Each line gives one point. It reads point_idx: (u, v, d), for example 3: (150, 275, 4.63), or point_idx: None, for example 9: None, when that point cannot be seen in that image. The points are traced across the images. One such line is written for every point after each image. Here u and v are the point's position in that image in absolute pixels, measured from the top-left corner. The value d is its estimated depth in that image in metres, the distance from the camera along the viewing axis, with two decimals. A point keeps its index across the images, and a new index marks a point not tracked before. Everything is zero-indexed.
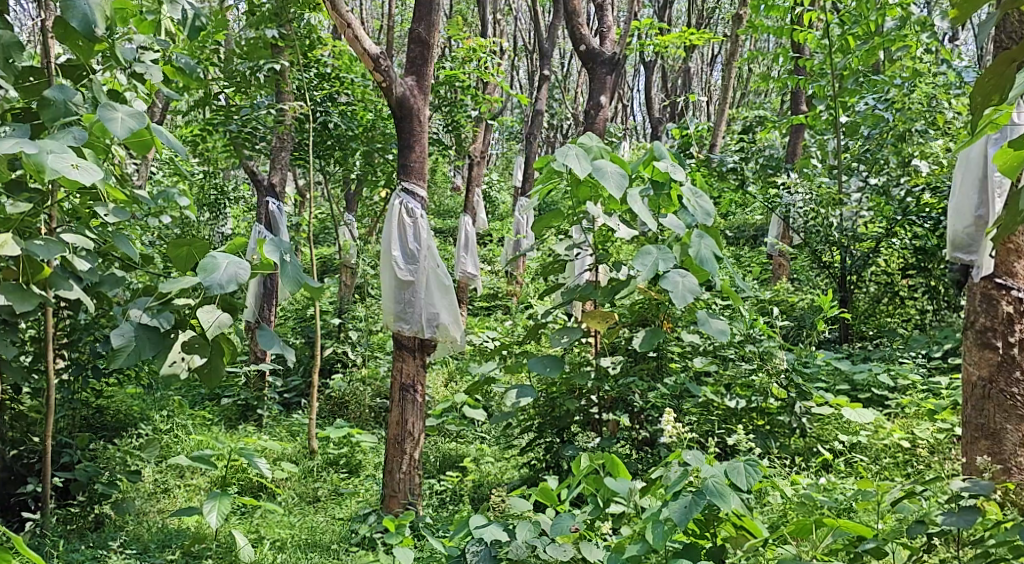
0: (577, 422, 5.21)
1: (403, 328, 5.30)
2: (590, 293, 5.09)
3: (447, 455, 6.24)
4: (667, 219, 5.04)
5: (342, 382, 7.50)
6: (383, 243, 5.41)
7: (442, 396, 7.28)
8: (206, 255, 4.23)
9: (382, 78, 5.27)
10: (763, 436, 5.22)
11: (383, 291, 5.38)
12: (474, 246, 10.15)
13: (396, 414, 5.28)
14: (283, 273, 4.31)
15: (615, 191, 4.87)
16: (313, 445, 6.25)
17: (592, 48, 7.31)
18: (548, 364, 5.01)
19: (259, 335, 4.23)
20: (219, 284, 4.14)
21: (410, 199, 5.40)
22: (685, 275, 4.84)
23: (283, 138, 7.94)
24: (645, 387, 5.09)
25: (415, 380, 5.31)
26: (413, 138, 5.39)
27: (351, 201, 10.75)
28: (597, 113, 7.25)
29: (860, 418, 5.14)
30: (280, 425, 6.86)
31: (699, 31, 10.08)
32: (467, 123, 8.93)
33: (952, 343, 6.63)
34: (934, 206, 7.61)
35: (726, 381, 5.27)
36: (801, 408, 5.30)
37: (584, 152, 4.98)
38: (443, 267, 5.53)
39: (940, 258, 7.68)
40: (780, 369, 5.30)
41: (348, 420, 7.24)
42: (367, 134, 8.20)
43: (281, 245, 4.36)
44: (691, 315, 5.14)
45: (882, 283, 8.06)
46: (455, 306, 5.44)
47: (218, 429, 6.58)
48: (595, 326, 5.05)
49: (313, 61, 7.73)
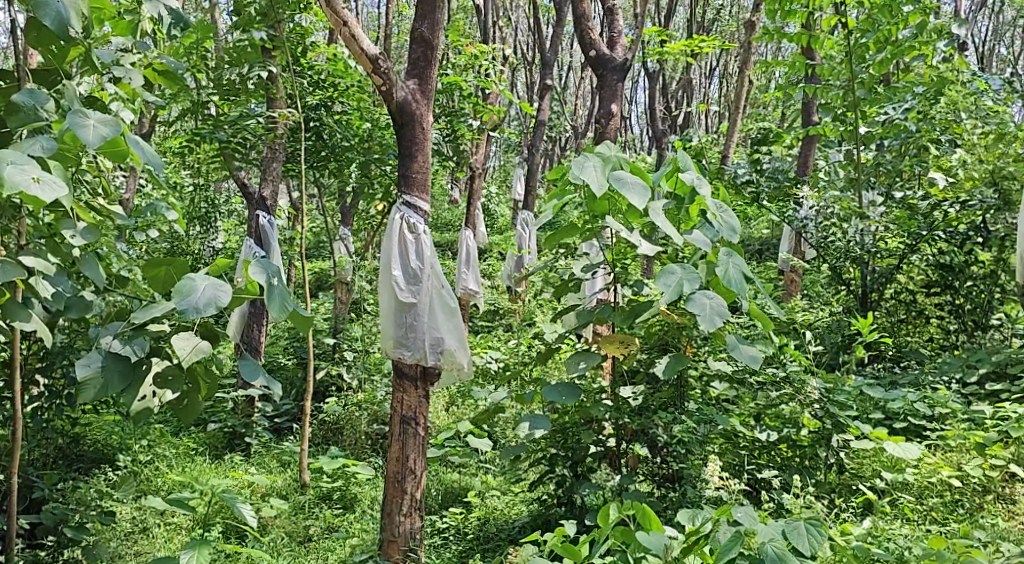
0: (593, 456, 4.79)
1: (404, 356, 4.89)
2: (608, 315, 4.72)
3: (449, 488, 5.83)
4: (693, 235, 4.69)
5: (337, 406, 7.10)
6: (383, 261, 5.03)
7: (444, 423, 6.88)
8: (184, 278, 3.89)
9: (381, 81, 4.85)
10: (798, 472, 4.87)
11: (383, 314, 4.99)
12: (476, 261, 9.72)
13: (397, 449, 4.84)
14: (269, 298, 3.90)
15: (637, 202, 4.50)
16: (305, 478, 5.85)
17: (603, 54, 6.92)
18: (564, 392, 4.65)
19: (240, 364, 3.86)
20: (195, 308, 3.80)
21: (412, 213, 5.00)
22: (711, 296, 4.47)
23: (275, 149, 7.53)
24: (671, 420, 4.65)
25: (417, 412, 4.88)
26: (415, 147, 4.97)
27: (347, 214, 10.36)
28: (608, 123, 6.85)
29: (905, 452, 4.64)
30: (269, 454, 6.45)
31: (709, 39, 9.71)
32: (468, 133, 8.53)
33: (989, 368, 6.24)
34: (962, 221, 7.07)
35: (757, 412, 4.89)
36: (838, 441, 4.85)
37: (601, 163, 4.62)
38: (447, 287, 5.13)
39: (969, 275, 7.18)
40: (813, 399, 4.84)
41: (342, 449, 6.84)
42: (363, 145, 7.77)
43: (268, 266, 3.96)
44: (719, 342, 4.67)
45: (904, 301, 7.49)
46: (461, 329, 5.05)
47: (204, 459, 6.19)
48: (613, 352, 4.69)
49: (305, 67, 7.36)
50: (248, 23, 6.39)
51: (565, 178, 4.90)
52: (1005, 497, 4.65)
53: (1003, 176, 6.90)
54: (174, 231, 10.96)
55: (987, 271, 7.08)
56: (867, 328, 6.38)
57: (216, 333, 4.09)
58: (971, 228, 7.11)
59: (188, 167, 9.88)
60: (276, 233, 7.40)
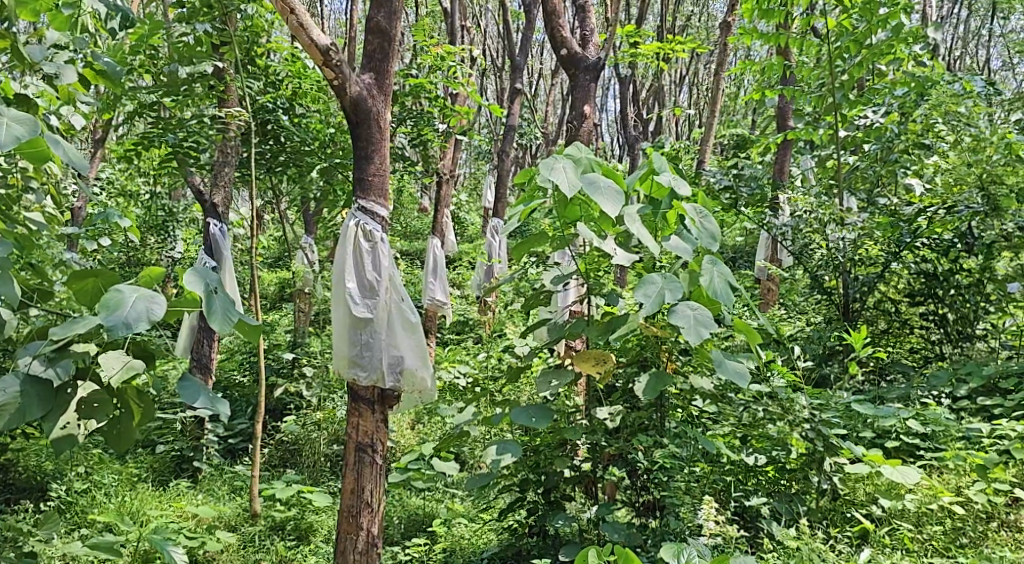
0: (567, 484, 4.44)
1: (358, 377, 4.65)
2: (583, 329, 4.37)
3: (413, 515, 5.51)
4: (672, 243, 4.38)
5: (294, 425, 6.71)
6: (336, 272, 4.76)
7: (408, 444, 6.51)
8: (110, 290, 3.46)
9: (333, 74, 4.64)
10: (789, 498, 4.54)
11: (336, 331, 4.73)
12: (443, 271, 9.33)
13: (352, 479, 4.67)
14: (209, 309, 3.51)
15: (612, 210, 4.15)
16: (256, 508, 5.42)
17: (574, 53, 6.56)
18: (535, 414, 4.29)
19: (180, 385, 3.49)
20: (125, 325, 3.37)
21: (367, 219, 4.77)
22: (695, 307, 4.15)
23: (227, 153, 7.07)
24: (651, 443, 4.30)
25: (374, 438, 4.69)
26: (372, 147, 4.80)
27: (309, 223, 9.93)
28: (581, 126, 6.50)
29: (905, 479, 4.39)
30: (220, 480, 6.08)
31: (683, 41, 9.40)
32: (434, 137, 8.15)
33: (979, 381, 5.95)
34: (947, 227, 6.74)
35: (742, 431, 4.58)
36: (832, 466, 4.54)
37: (573, 165, 4.25)
38: (407, 300, 4.87)
39: (954, 284, 6.75)
40: (804, 419, 4.52)
41: (300, 473, 6.46)
42: (325, 149, 7.38)
43: (207, 275, 3.59)
44: (702, 358, 4.30)
45: (887, 313, 7.09)
46: (423, 347, 4.80)
47: (148, 486, 5.79)
48: (588, 370, 4.35)
49: (261, 69, 6.99)
50: (196, 15, 6.03)
51: (533, 181, 4.53)
52: (1012, 526, 4.37)
53: (991, 181, 6.60)
54: (129, 241, 10.49)
55: (973, 279, 6.67)
56: (863, 343, 6.15)
57: (151, 351, 3.66)
58: (957, 235, 6.77)
59: (141, 174, 9.41)
60: (228, 243, 6.93)
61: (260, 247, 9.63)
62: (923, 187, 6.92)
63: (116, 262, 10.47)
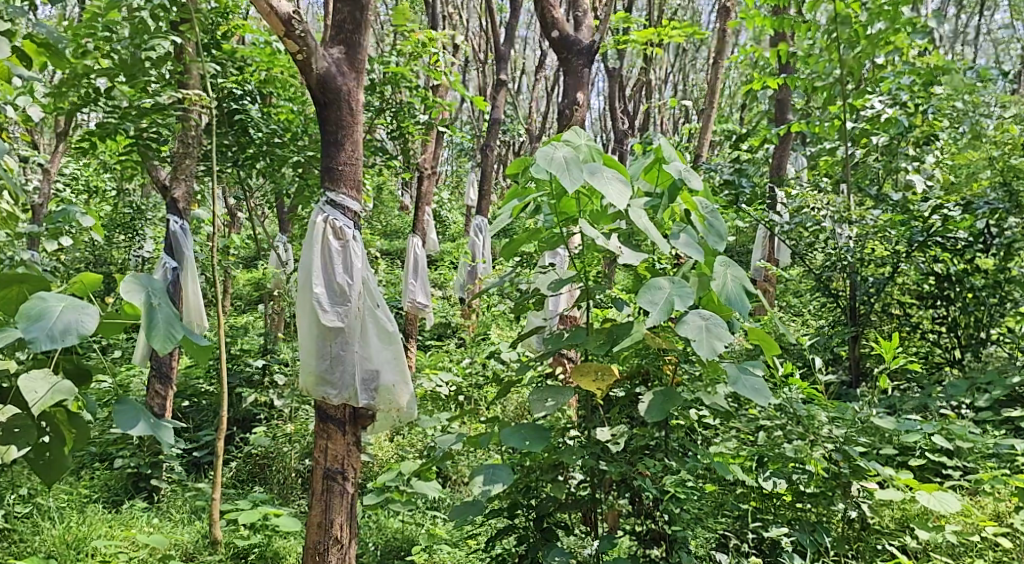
0: (563, 511, 3.98)
1: (328, 395, 4.24)
2: (581, 341, 3.89)
3: (391, 541, 5.10)
4: (681, 240, 3.88)
5: (264, 437, 6.24)
6: (302, 275, 4.31)
7: (386, 459, 6.06)
8: (33, 297, 3.08)
9: (298, 48, 4.23)
10: (812, 528, 4.14)
11: (303, 342, 4.29)
12: (425, 270, 8.82)
13: (318, 512, 4.30)
14: (151, 322, 3.24)
15: (616, 204, 3.71)
16: (216, 535, 4.96)
17: (566, 35, 6.07)
18: (528, 436, 3.79)
19: (117, 411, 3.22)
20: (49, 337, 3.00)
21: (337, 213, 4.35)
22: (707, 318, 3.70)
23: (187, 142, 6.33)
24: (659, 468, 3.85)
25: (344, 465, 4.32)
26: (344, 130, 4.39)
27: (283, 220, 9.37)
28: (572, 115, 6.06)
29: (945, 508, 4.02)
30: (180, 502, 5.62)
31: (679, 27, 8.94)
32: (416, 129, 7.61)
33: (1003, 391, 5.55)
34: (963, 224, 6.09)
35: (757, 453, 4.16)
36: (859, 492, 4.20)
37: (572, 155, 3.77)
38: (383, 306, 4.44)
39: (968, 286, 6.17)
40: (827, 438, 4.16)
41: (267, 491, 6.00)
42: (297, 142, 6.90)
43: (150, 285, 3.32)
44: (714, 371, 3.87)
45: (896, 319, 6.39)
46: (401, 361, 4.39)
47: (98, 509, 5.32)
48: (587, 387, 3.88)
49: (228, 54, 6.53)
50: None
51: (526, 172, 4.05)
52: None
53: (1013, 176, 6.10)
54: (94, 239, 9.91)
55: (988, 281, 6.12)
56: (895, 352, 5.28)
57: (84, 369, 3.29)
58: (972, 234, 6.12)
59: (105, 166, 8.86)
60: (191, 242, 6.37)
61: (232, 245, 9.11)
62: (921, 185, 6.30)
63: (82, 261, 9.93)
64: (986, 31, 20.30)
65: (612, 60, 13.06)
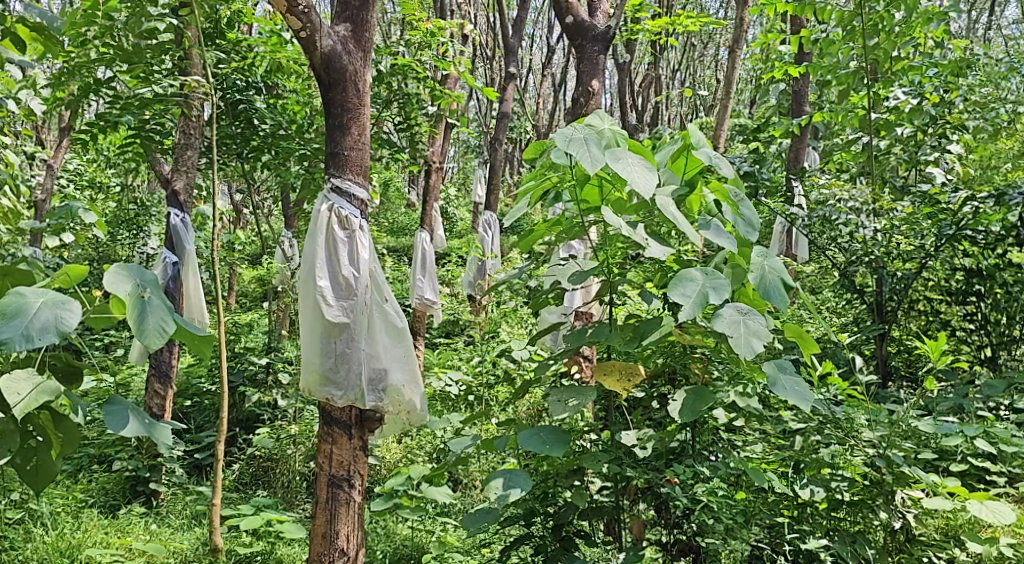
0: (584, 519, 3.72)
1: (332, 396, 4.00)
2: (605, 336, 3.61)
3: (400, 549, 4.86)
4: (714, 231, 3.61)
5: (268, 439, 5.99)
6: (305, 267, 4.09)
7: (395, 462, 5.83)
8: (10, 293, 2.88)
9: (302, 24, 3.98)
10: (852, 539, 3.85)
11: (306, 339, 4.06)
12: (432, 267, 8.58)
13: (322, 520, 4.07)
14: (137, 315, 3.00)
15: (645, 192, 3.44)
16: (217, 542, 4.70)
17: (581, 20, 5.78)
18: (548, 439, 3.54)
19: (106, 411, 3.02)
20: (24, 337, 2.80)
21: (342, 201, 4.12)
22: (744, 312, 3.45)
23: (189, 133, 6.12)
24: (689, 475, 3.67)
25: (350, 470, 4.09)
26: (351, 113, 4.15)
27: (288, 216, 9.10)
28: (588, 103, 5.80)
29: (1000, 519, 3.74)
30: (180, 506, 5.39)
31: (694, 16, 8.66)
32: (423, 121, 7.35)
33: None
34: (996, 218, 5.68)
35: (791, 458, 3.94)
36: (903, 500, 3.91)
37: (594, 137, 3.55)
38: (391, 301, 4.21)
39: (1000, 282, 5.76)
40: (867, 442, 3.93)
41: (271, 495, 5.77)
42: (303, 134, 6.65)
43: (140, 277, 3.09)
44: (751, 371, 3.60)
45: (926, 317, 6.04)
46: (410, 359, 4.17)
47: (94, 514, 5.10)
48: (613, 386, 3.63)
49: (230, 42, 6.26)
50: None
51: (545, 157, 3.80)
52: None
53: None
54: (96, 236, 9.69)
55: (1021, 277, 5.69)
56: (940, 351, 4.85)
57: (75, 368, 3.10)
58: (1006, 227, 5.72)
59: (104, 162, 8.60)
60: (192, 235, 6.12)
61: (235, 242, 8.87)
62: (945, 178, 6.07)
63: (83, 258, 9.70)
64: (1000, 25, 19.90)
65: (623, 54, 12.78)
